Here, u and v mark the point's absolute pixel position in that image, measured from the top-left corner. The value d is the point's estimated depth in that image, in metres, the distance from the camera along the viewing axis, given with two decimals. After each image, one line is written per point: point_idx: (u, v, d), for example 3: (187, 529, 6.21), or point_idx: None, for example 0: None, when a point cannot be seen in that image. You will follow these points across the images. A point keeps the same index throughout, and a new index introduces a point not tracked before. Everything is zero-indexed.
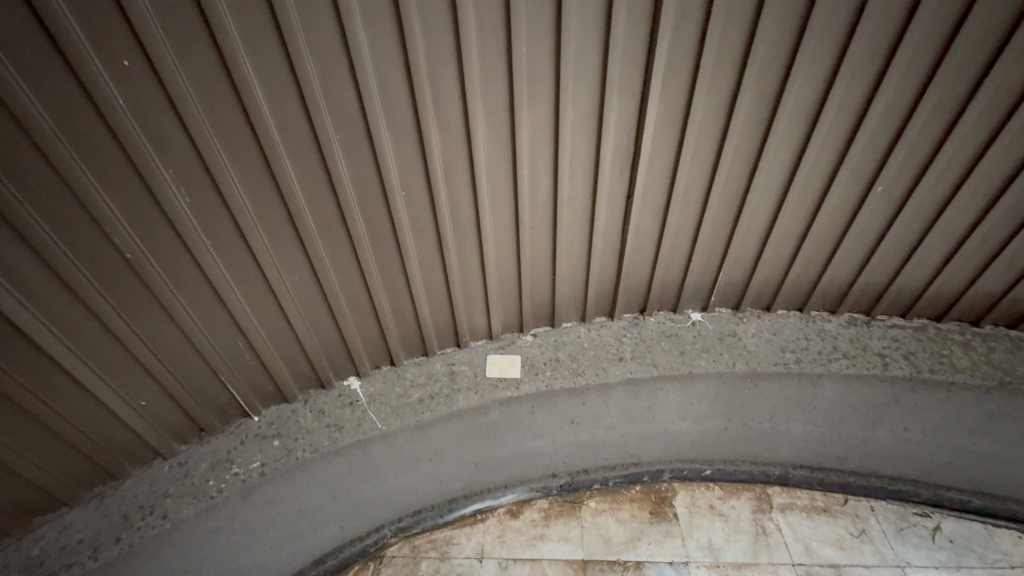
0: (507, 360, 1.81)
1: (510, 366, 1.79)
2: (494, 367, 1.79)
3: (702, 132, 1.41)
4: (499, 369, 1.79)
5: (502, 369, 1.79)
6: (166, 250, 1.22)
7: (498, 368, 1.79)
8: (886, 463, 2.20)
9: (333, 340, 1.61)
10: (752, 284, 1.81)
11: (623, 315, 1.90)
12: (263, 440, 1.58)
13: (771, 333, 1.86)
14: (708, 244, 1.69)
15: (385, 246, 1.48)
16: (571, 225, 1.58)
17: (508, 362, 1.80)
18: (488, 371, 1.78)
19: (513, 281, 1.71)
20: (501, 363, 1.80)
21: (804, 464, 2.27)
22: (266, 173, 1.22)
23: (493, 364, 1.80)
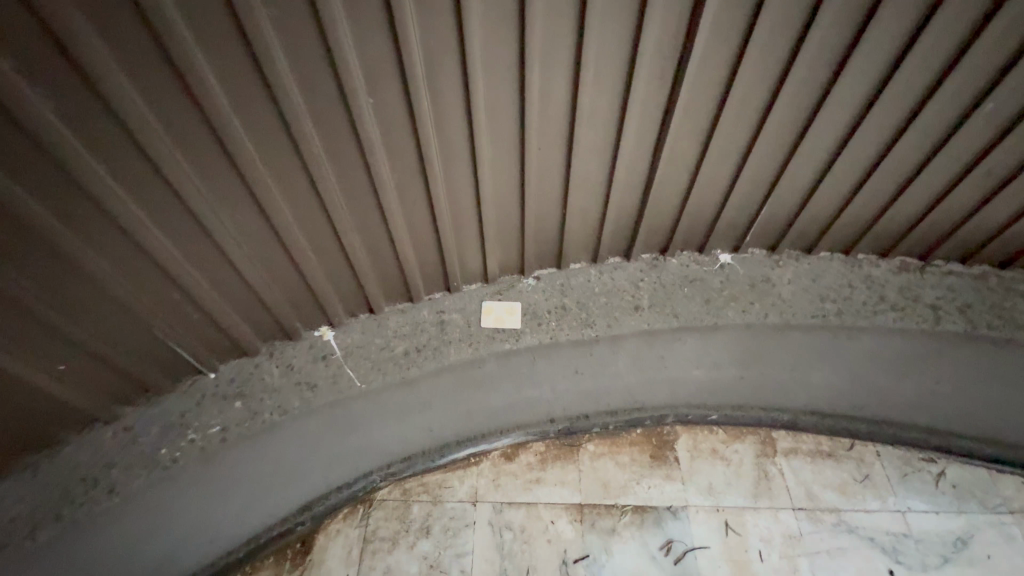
0: (507, 308, 1.56)
1: (510, 315, 1.55)
2: (489, 317, 1.54)
3: (777, 23, 1.03)
4: (495, 320, 1.54)
5: (500, 320, 1.54)
6: (43, 180, 0.88)
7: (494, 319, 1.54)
8: (897, 409, 2.12)
9: (297, 286, 1.33)
10: (797, 222, 1.53)
11: (642, 255, 1.63)
12: (223, 400, 1.37)
13: (810, 279, 1.61)
14: (754, 175, 1.37)
15: (352, 171, 1.16)
16: (590, 146, 1.25)
17: (508, 310, 1.55)
18: (482, 322, 1.54)
19: (515, 215, 1.41)
20: (498, 313, 1.55)
21: (813, 411, 2.16)
22: (168, 67, 0.86)
23: (487, 314, 1.55)
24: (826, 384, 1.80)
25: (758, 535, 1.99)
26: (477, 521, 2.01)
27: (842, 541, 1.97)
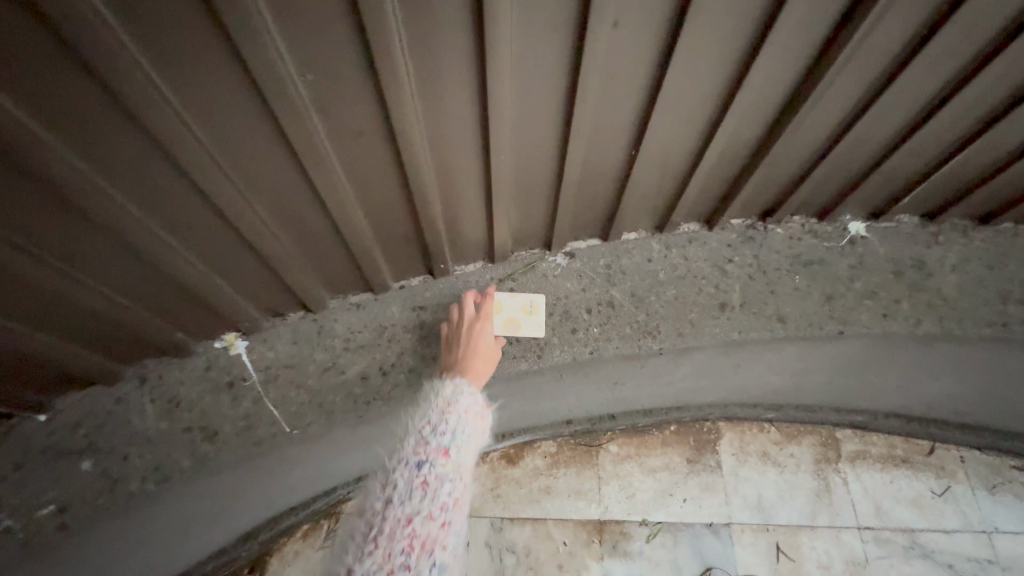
0: (524, 305, 0.98)
1: (528, 318, 0.97)
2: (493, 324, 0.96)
3: None
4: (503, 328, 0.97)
5: (513, 327, 0.96)
6: None
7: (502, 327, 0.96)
8: (988, 404, 1.75)
9: (156, 284, 0.74)
10: (998, 180, 0.94)
11: (732, 221, 1.05)
12: (62, 460, 0.83)
13: (986, 265, 1.06)
14: (976, 93, 0.77)
15: (219, 55, 0.53)
16: (710, 12, 0.63)
17: (525, 309, 0.97)
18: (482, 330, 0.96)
19: (549, 149, 0.81)
20: (509, 316, 0.96)
21: (888, 411, 1.79)
22: None
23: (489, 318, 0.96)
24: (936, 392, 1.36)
25: (816, 562, 1.63)
26: (472, 541, 1.62)
27: (914, 568, 1.63)
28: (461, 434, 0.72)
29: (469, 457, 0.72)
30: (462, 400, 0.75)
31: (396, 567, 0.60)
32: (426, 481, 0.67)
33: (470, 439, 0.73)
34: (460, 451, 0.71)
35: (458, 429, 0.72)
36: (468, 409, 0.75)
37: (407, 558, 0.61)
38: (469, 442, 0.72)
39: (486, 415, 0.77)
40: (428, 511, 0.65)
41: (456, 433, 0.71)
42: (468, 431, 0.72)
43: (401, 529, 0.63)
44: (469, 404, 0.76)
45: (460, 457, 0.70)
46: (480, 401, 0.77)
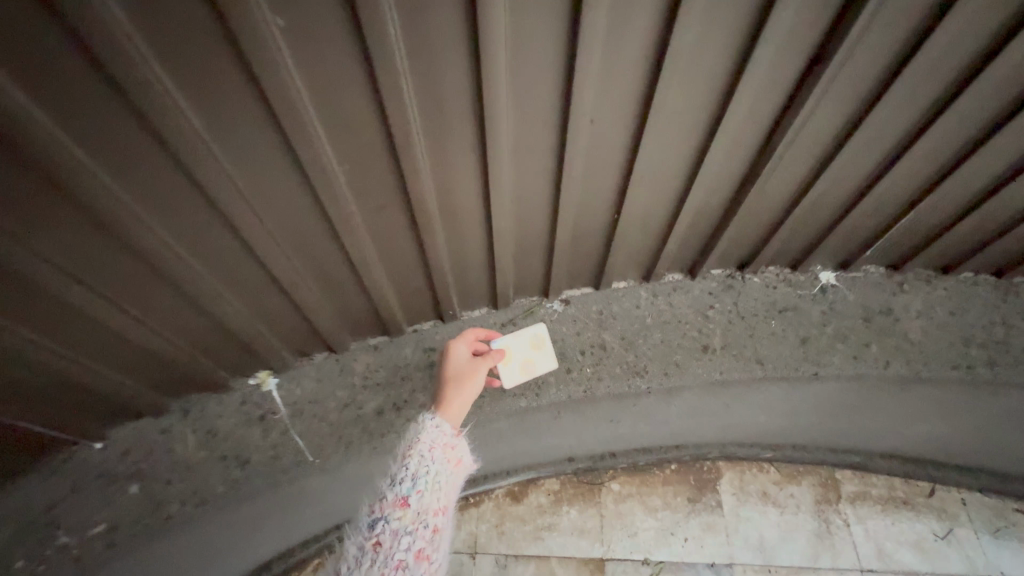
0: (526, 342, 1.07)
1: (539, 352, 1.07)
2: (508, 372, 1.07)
3: None
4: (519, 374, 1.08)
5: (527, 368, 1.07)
6: None
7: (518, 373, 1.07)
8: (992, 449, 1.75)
9: (208, 327, 0.87)
10: (947, 237, 1.05)
11: (712, 271, 1.16)
12: (111, 485, 0.94)
13: (948, 311, 1.15)
14: (911, 169, 0.89)
15: (278, 154, 0.68)
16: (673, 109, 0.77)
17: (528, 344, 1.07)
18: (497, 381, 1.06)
19: (543, 214, 0.94)
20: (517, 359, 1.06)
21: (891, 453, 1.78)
22: None
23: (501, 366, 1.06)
24: (921, 431, 1.42)
25: None
26: None
27: None
28: (422, 478, 0.71)
29: (433, 503, 0.71)
30: (425, 445, 0.75)
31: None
32: (381, 539, 0.66)
33: (433, 482, 0.72)
34: (422, 496, 0.70)
35: (419, 474, 0.72)
36: (432, 453, 0.75)
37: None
38: (432, 486, 0.72)
39: (453, 451, 0.77)
40: (380, 575, 0.63)
41: (415, 479, 0.71)
42: (430, 477, 0.72)
43: None
44: (433, 442, 0.76)
45: (421, 505, 0.70)
46: (447, 438, 0.78)
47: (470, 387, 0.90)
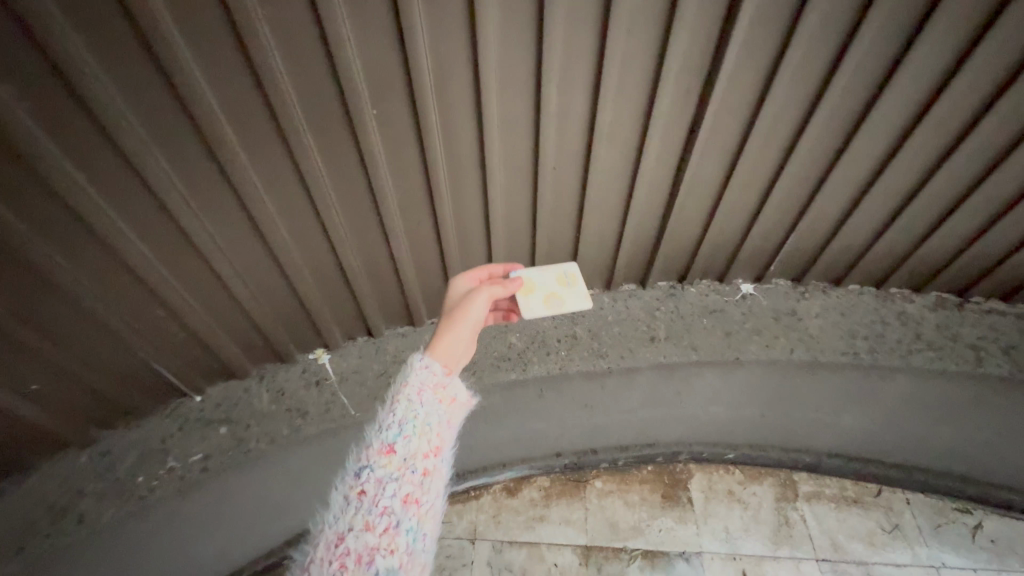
0: (558, 278, 1.32)
1: (570, 287, 1.32)
2: (537, 299, 1.25)
3: (813, 46, 0.95)
4: (546, 303, 1.26)
5: (557, 297, 1.28)
6: (22, 192, 0.81)
7: (548, 300, 1.26)
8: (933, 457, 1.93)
9: (291, 306, 1.25)
10: (825, 255, 1.43)
11: (659, 283, 1.53)
12: (207, 426, 1.28)
13: (839, 313, 1.50)
14: (782, 204, 1.28)
15: (355, 189, 1.07)
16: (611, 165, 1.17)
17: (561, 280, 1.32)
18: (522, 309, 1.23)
19: (527, 235, 1.33)
20: (550, 289, 1.28)
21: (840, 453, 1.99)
22: (159, 76, 0.79)
23: (533, 291, 1.26)
24: (845, 421, 1.72)
25: None
26: (476, 560, 1.89)
27: None
28: (407, 425, 0.78)
29: (419, 447, 0.77)
30: (411, 393, 0.81)
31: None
32: (365, 488, 0.72)
33: (419, 428, 0.78)
34: (408, 442, 0.77)
35: (405, 420, 0.78)
36: (418, 399, 0.81)
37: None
38: (418, 432, 0.78)
39: (443, 391, 0.84)
40: (366, 520, 0.69)
41: (401, 427, 0.77)
42: (416, 422, 0.78)
43: (339, 542, 0.67)
44: (421, 385, 0.82)
45: (407, 451, 0.76)
46: (435, 378, 0.84)
47: (464, 317, 0.99)
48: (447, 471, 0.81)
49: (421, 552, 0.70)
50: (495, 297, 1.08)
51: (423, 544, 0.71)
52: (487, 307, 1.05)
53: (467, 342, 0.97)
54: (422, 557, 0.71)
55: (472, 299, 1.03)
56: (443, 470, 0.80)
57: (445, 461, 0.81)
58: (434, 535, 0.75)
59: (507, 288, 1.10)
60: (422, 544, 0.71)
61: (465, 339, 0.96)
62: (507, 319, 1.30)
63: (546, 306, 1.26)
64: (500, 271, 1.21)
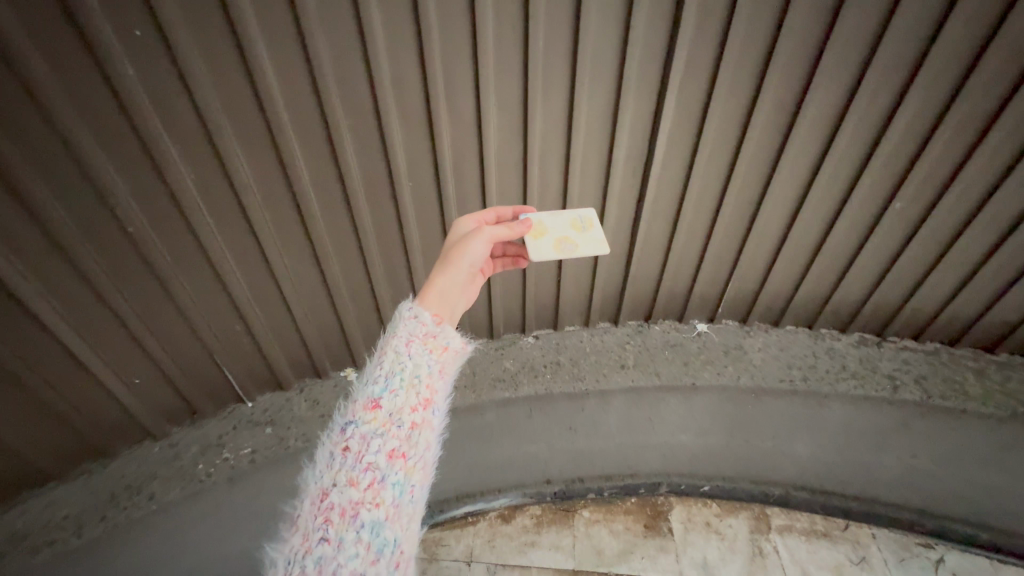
0: (572, 222, 1.30)
1: (583, 233, 1.29)
2: (547, 243, 1.23)
3: (718, 142, 1.38)
4: (557, 248, 1.24)
5: (568, 241, 1.25)
6: (170, 230, 1.19)
7: (559, 244, 1.24)
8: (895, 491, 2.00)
9: (332, 329, 1.57)
10: (762, 297, 1.78)
11: (629, 321, 1.88)
12: (255, 426, 1.57)
13: (778, 349, 1.85)
14: (719, 254, 1.65)
15: (390, 237, 1.42)
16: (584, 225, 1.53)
17: (575, 225, 1.30)
18: (530, 253, 1.21)
19: (518, 283, 1.66)
20: (562, 234, 1.26)
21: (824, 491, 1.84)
22: (275, 157, 1.17)
23: (542, 236, 1.24)
24: (810, 455, 1.83)
25: None
26: None
27: None
28: (393, 381, 0.73)
29: (406, 401, 0.73)
30: (399, 347, 0.77)
31: (316, 542, 0.62)
32: (349, 444, 0.68)
33: (407, 381, 0.74)
34: (394, 397, 0.72)
35: (392, 373, 0.74)
36: (407, 353, 0.77)
37: (325, 532, 0.62)
38: (405, 386, 0.74)
39: (434, 340, 0.80)
40: (350, 476, 0.66)
41: (388, 381, 0.73)
42: (403, 377, 0.74)
43: (323, 499, 0.65)
44: (410, 337, 0.79)
45: (393, 407, 0.72)
46: (424, 329, 0.80)
47: (461, 256, 0.98)
48: (438, 425, 0.77)
49: (408, 505, 0.68)
50: (497, 238, 1.04)
51: (411, 499, 0.68)
52: (487, 248, 1.03)
53: (461, 281, 0.95)
54: (410, 509, 0.68)
55: (472, 239, 1.01)
56: (433, 423, 0.75)
57: (436, 413, 0.76)
58: (424, 488, 0.72)
59: (511, 230, 1.05)
60: (409, 496, 0.68)
61: (459, 278, 0.94)
62: (516, 266, 1.25)
63: (556, 250, 1.24)
64: (509, 214, 1.19)
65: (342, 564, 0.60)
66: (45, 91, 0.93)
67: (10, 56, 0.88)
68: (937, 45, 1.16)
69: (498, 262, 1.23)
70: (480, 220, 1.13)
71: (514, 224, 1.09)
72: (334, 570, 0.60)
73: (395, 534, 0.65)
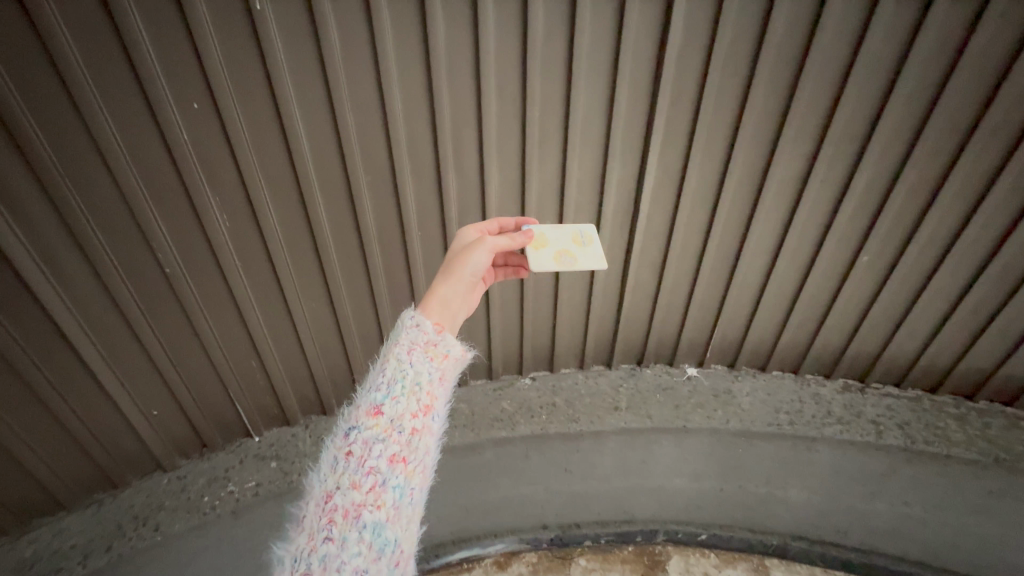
0: (574, 237, 1.41)
1: (583, 248, 1.40)
2: (548, 254, 1.33)
3: (696, 199, 1.53)
4: (557, 259, 1.34)
5: (569, 255, 1.36)
6: (201, 270, 1.33)
7: (559, 256, 1.34)
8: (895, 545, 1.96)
9: (340, 368, 1.66)
10: (747, 343, 1.88)
11: (621, 365, 1.96)
12: (261, 460, 1.63)
13: (766, 393, 1.90)
14: (704, 301, 1.76)
15: (399, 282, 1.55)
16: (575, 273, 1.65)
17: (575, 240, 1.41)
18: (531, 263, 1.30)
19: (516, 325, 1.77)
20: (563, 247, 1.37)
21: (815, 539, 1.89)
22: (300, 207, 1.33)
23: (544, 247, 1.34)
24: (803, 502, 1.87)
25: None
26: None
27: None
28: (395, 389, 0.81)
29: (407, 408, 0.80)
30: (401, 355, 0.86)
31: (321, 541, 0.70)
32: (353, 448, 0.76)
33: (407, 389, 0.82)
34: (395, 404, 0.80)
35: (393, 381, 0.82)
36: (409, 360, 0.85)
37: (329, 531, 0.70)
38: (405, 393, 0.81)
39: (435, 348, 0.88)
40: (352, 479, 0.74)
41: (389, 389, 0.81)
42: (403, 384, 0.82)
43: (328, 501, 0.73)
44: (411, 345, 0.87)
45: (394, 413, 0.79)
46: (425, 338, 0.88)
47: (463, 266, 1.09)
48: (437, 430, 0.84)
49: (408, 506, 0.75)
50: (498, 248, 1.16)
51: (410, 500, 0.75)
52: (489, 259, 1.14)
53: (464, 289, 1.05)
54: (410, 510, 0.75)
55: (474, 249, 1.12)
56: (433, 428, 0.82)
57: (434, 418, 0.84)
58: (423, 490, 0.79)
59: (512, 240, 1.17)
60: (409, 499, 0.75)
61: (462, 288, 1.05)
62: (518, 276, 1.33)
63: (556, 261, 1.34)
64: (512, 225, 1.33)
65: (345, 561, 0.68)
66: (112, 153, 1.11)
67: (89, 125, 1.07)
68: (882, 119, 1.35)
69: (500, 272, 1.32)
70: (483, 230, 1.25)
71: (515, 234, 1.21)
72: (338, 567, 0.68)
73: (395, 534, 0.72)
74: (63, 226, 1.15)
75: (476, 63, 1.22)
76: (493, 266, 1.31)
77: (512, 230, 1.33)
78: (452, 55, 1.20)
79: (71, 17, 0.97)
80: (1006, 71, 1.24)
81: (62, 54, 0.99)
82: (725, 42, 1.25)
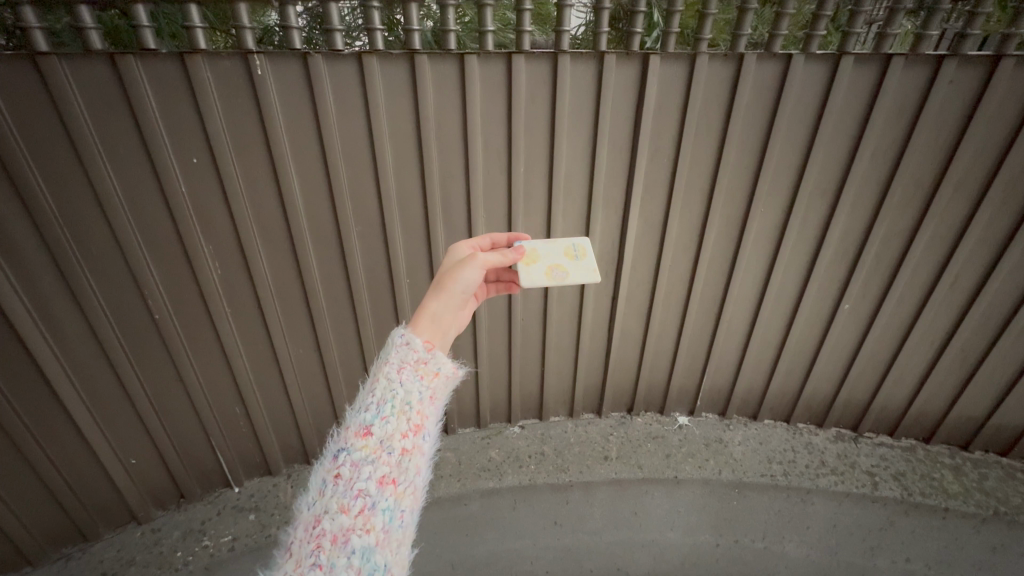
0: (566, 251, 1.41)
1: (575, 262, 1.39)
2: (539, 270, 1.32)
3: (679, 248, 1.57)
4: (548, 274, 1.33)
5: (562, 268, 1.36)
6: (189, 315, 1.34)
7: (550, 271, 1.33)
8: None
9: (326, 414, 1.64)
10: (737, 390, 1.87)
11: (611, 413, 1.95)
12: (240, 512, 1.58)
13: (758, 442, 1.87)
14: (692, 347, 1.78)
15: (387, 328, 1.55)
16: (563, 320, 1.69)
17: (567, 254, 1.41)
18: (521, 279, 1.30)
19: (505, 372, 1.77)
20: (554, 262, 1.36)
21: None
22: (291, 255, 1.36)
23: (536, 262, 1.33)
24: None
25: None
26: None
27: None
28: (385, 408, 0.81)
29: (396, 428, 0.80)
30: (393, 372, 0.86)
31: (308, 567, 0.70)
32: (342, 471, 0.76)
33: (397, 409, 0.82)
34: (385, 425, 0.80)
35: (383, 401, 0.82)
36: (400, 377, 0.85)
37: (317, 558, 0.70)
38: (395, 413, 0.81)
39: (425, 367, 0.88)
40: (341, 503, 0.74)
41: (379, 409, 0.81)
42: (394, 403, 0.82)
43: (317, 526, 0.73)
44: (402, 362, 0.87)
45: (383, 433, 0.79)
46: (415, 356, 0.88)
47: (454, 282, 1.07)
48: (428, 450, 0.84)
49: (398, 529, 0.75)
50: (490, 265, 1.13)
51: (400, 522, 0.76)
52: (482, 274, 1.11)
53: (452, 308, 1.04)
54: (399, 534, 0.75)
55: (467, 265, 1.10)
56: (423, 448, 0.82)
57: (425, 438, 0.84)
58: (413, 512, 0.79)
59: (503, 257, 1.15)
60: (399, 522, 0.75)
61: (450, 306, 1.03)
62: (509, 291, 1.35)
63: (548, 277, 1.33)
64: (504, 241, 1.33)
65: None
66: (111, 203, 1.15)
67: (92, 178, 1.12)
68: (851, 174, 1.41)
69: (491, 287, 1.33)
70: (476, 247, 1.27)
71: (506, 251, 1.20)
72: None
73: (384, 559, 0.72)
74: (58, 273, 1.18)
75: (463, 121, 1.29)
76: (485, 281, 1.33)
77: (504, 246, 1.33)
78: (441, 113, 1.27)
79: (83, 80, 1.05)
80: (962, 130, 1.33)
81: (70, 111, 1.05)
82: (698, 104, 1.34)
